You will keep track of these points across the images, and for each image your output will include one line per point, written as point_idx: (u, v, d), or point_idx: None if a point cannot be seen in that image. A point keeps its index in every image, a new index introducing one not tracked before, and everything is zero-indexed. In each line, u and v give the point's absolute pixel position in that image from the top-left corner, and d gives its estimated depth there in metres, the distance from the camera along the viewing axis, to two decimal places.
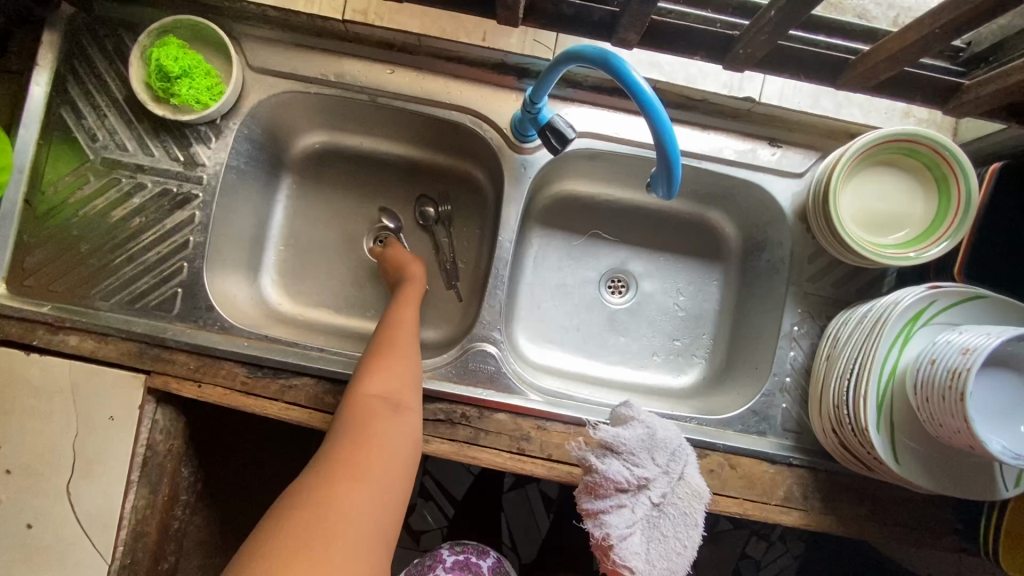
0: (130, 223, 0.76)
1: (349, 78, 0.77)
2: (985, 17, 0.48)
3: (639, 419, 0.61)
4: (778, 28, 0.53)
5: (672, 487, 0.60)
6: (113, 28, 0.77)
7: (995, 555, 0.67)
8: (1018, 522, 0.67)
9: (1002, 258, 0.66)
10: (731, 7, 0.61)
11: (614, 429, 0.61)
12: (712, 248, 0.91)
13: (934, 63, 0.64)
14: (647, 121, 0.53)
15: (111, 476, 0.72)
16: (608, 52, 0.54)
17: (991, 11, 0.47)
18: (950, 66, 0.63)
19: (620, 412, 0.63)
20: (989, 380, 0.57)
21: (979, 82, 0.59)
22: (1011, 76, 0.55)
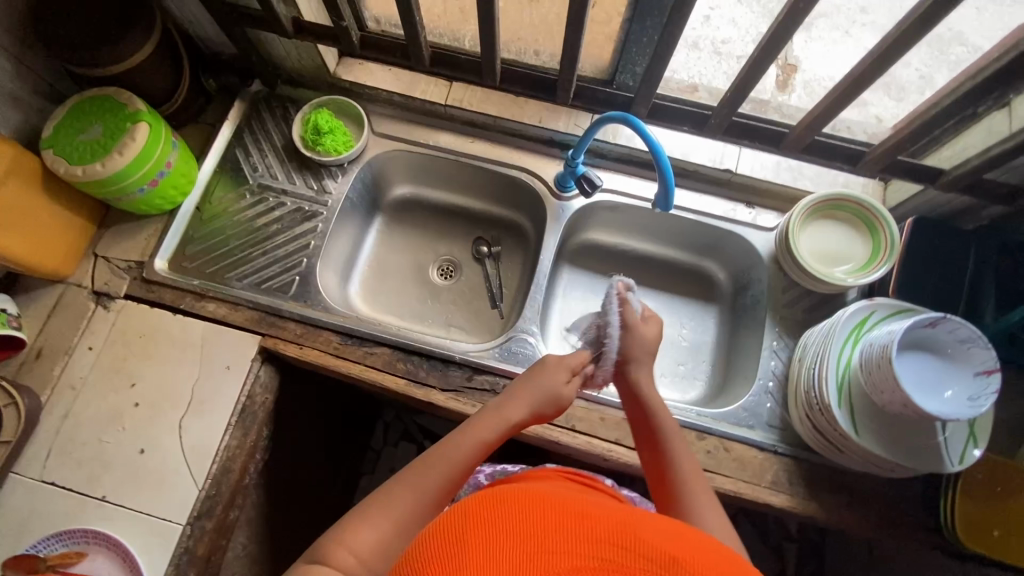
0: (269, 227, 1.03)
1: (441, 143, 1.08)
2: (855, 92, 0.74)
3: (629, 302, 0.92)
4: (733, 99, 0.80)
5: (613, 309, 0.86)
6: (282, 102, 1.10)
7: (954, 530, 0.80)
8: (967, 501, 0.80)
9: (924, 286, 0.87)
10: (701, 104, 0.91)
11: None
12: (709, 292, 1.12)
13: (845, 137, 0.87)
14: (656, 166, 0.81)
15: (216, 414, 0.90)
16: (625, 116, 0.82)
17: (854, 88, 0.74)
18: (856, 141, 0.87)
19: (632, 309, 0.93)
20: (913, 358, 0.75)
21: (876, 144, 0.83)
22: (886, 141, 0.80)
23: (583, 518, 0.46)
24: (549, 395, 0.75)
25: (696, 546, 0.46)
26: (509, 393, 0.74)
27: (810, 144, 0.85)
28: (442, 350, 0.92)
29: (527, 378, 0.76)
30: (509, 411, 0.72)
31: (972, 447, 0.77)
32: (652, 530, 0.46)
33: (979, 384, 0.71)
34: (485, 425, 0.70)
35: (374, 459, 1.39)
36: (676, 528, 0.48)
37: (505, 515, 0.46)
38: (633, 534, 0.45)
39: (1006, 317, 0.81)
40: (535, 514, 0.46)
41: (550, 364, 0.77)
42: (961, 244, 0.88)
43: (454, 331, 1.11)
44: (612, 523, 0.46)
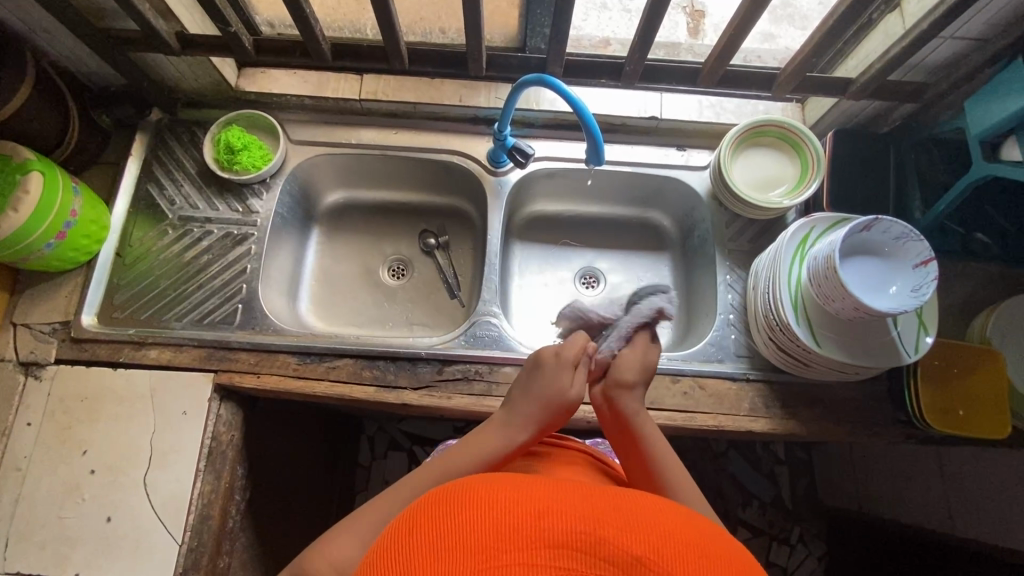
0: (200, 259, 0.97)
1: (364, 141, 1.04)
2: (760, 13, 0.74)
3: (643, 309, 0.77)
4: (644, 43, 0.79)
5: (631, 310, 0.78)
6: (188, 127, 1.04)
7: (925, 420, 0.84)
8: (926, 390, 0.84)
9: (853, 194, 0.91)
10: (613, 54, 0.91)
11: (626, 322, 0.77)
12: (658, 241, 1.14)
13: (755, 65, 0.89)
14: (581, 123, 0.79)
15: (181, 464, 0.85)
16: (541, 76, 0.80)
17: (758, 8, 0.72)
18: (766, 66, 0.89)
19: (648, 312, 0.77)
20: (853, 265, 0.78)
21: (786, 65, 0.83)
22: (794, 60, 0.80)
23: (540, 519, 0.38)
24: (556, 402, 0.69)
25: (673, 536, 0.39)
26: (514, 406, 0.70)
27: (724, 77, 0.86)
28: (406, 349, 0.90)
29: (533, 388, 0.71)
30: (513, 430, 0.68)
31: (924, 335, 0.81)
32: (619, 521, 0.39)
33: (920, 274, 0.74)
34: (488, 442, 0.66)
35: (366, 475, 1.37)
36: (652, 508, 0.42)
37: (451, 524, 0.39)
38: (597, 534, 0.38)
39: (933, 209, 0.85)
40: (482, 522, 0.39)
41: (550, 364, 0.72)
42: (881, 147, 0.92)
43: (417, 329, 1.08)
44: (573, 519, 0.39)
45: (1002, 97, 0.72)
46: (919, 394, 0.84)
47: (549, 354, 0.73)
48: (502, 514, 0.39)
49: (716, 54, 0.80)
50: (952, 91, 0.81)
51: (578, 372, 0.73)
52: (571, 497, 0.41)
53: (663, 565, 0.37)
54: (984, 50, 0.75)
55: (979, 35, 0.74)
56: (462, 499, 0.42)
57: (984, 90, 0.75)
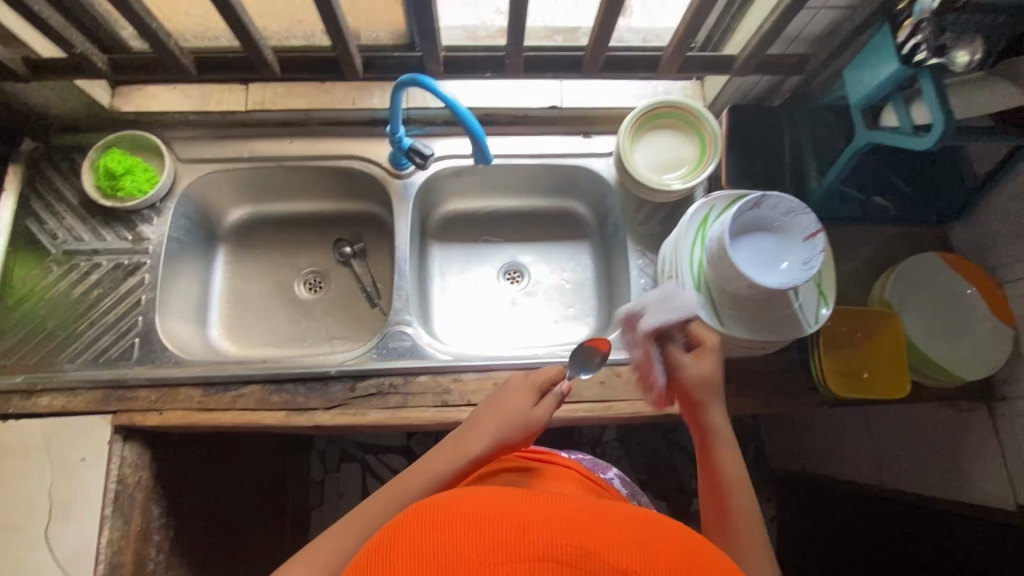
0: (90, 295, 0.91)
1: (259, 153, 0.99)
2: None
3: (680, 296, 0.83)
4: (518, 34, 0.75)
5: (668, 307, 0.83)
6: (67, 154, 0.97)
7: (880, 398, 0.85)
8: (849, 380, 0.86)
9: (752, 168, 0.91)
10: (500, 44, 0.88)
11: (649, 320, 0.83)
12: (578, 229, 1.14)
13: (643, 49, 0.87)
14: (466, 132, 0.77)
15: (87, 513, 0.81)
16: (414, 76, 0.76)
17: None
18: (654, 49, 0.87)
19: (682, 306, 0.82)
20: (752, 242, 0.77)
21: (670, 43, 0.80)
22: (673, 41, 0.78)
23: (525, 532, 0.37)
24: (515, 419, 0.72)
25: (665, 553, 0.37)
26: (475, 420, 0.73)
27: (608, 65, 0.83)
28: (315, 368, 0.87)
29: (494, 407, 0.74)
30: (468, 440, 0.70)
31: (823, 306, 0.82)
32: (606, 535, 0.37)
33: (809, 248, 0.75)
34: (442, 459, 0.69)
35: (320, 489, 1.39)
36: (644, 524, 0.40)
37: (433, 542, 0.37)
38: (584, 546, 0.36)
39: (827, 178, 0.86)
40: (459, 539, 0.37)
41: (515, 384, 0.76)
42: (776, 120, 0.92)
43: (338, 343, 1.06)
44: (560, 534, 0.37)
45: (873, 66, 0.73)
46: (851, 386, 0.85)
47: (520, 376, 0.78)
48: (483, 527, 0.37)
49: (593, 40, 0.77)
50: (832, 61, 0.80)
51: (545, 398, 0.75)
52: (561, 510, 0.40)
53: None
54: (856, 17, 0.74)
55: (848, 4, 0.74)
56: (445, 514, 0.40)
57: (858, 59, 0.76)
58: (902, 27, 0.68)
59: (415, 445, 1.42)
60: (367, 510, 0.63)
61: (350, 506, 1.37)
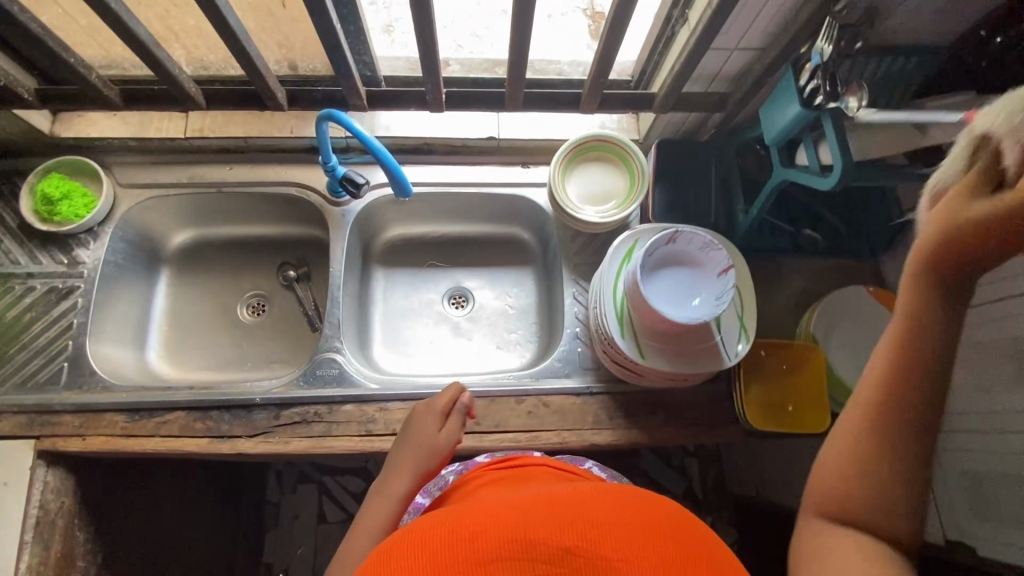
0: (22, 318, 0.92)
1: (199, 179, 1.00)
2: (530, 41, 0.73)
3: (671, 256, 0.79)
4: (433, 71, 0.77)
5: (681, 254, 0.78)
6: (8, 178, 0.98)
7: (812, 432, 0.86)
8: (779, 417, 0.86)
9: (680, 201, 0.93)
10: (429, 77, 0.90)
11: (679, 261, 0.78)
12: (522, 256, 1.15)
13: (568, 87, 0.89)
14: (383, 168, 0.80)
15: (4, 540, 0.80)
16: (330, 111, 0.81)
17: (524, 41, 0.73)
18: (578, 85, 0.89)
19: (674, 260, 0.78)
20: (668, 276, 0.78)
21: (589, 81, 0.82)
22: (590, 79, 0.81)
23: (478, 538, 0.45)
24: (426, 450, 0.74)
25: (602, 518, 0.46)
26: (394, 468, 0.74)
27: (529, 97, 0.88)
28: (242, 395, 0.87)
29: (406, 445, 0.75)
30: (394, 483, 0.72)
31: (741, 342, 0.83)
32: (546, 521, 0.45)
33: (721, 283, 0.76)
34: (378, 513, 0.69)
35: (275, 511, 1.36)
36: (581, 502, 0.48)
37: (404, 568, 0.44)
38: (527, 538, 0.44)
39: (750, 211, 0.87)
40: (421, 558, 0.44)
41: (417, 415, 0.78)
42: (703, 155, 0.93)
43: (278, 367, 1.06)
44: (509, 534, 0.44)
45: (781, 107, 0.74)
46: (781, 423, 0.86)
47: (421, 406, 0.80)
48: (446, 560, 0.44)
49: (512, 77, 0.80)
50: (747, 100, 0.82)
51: (450, 419, 0.78)
52: (506, 513, 0.47)
53: (586, 548, 0.43)
54: (762, 60, 0.76)
55: (756, 46, 0.76)
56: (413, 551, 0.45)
57: (771, 98, 0.77)
58: (804, 70, 0.69)
59: (373, 467, 1.40)
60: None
61: (305, 528, 1.35)
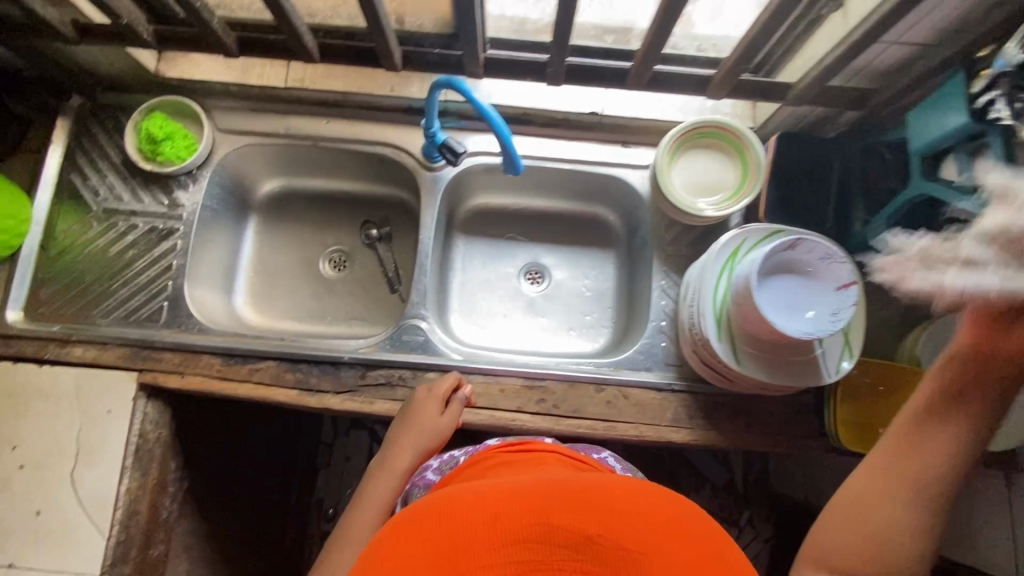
0: (126, 255, 0.95)
1: (295, 130, 0.99)
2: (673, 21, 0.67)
3: (801, 251, 0.74)
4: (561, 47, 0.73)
5: (809, 256, 0.74)
6: (112, 112, 0.99)
7: None
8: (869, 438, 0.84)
9: (794, 201, 0.87)
10: None
11: (807, 259, 0.74)
12: (604, 238, 1.12)
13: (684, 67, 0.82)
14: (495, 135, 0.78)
15: (110, 461, 0.86)
16: (453, 79, 0.78)
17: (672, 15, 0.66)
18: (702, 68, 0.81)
19: (796, 260, 0.74)
20: (783, 282, 0.74)
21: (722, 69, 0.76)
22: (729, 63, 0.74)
23: (497, 520, 0.44)
24: (427, 433, 0.81)
25: (627, 511, 0.45)
26: (394, 445, 0.81)
27: (653, 77, 0.82)
28: (331, 352, 0.89)
29: (406, 426, 0.82)
30: (396, 460, 0.80)
31: (845, 359, 0.79)
32: (568, 509, 0.45)
33: (841, 298, 0.72)
34: (382, 487, 0.79)
35: (328, 452, 1.41)
36: (600, 491, 0.48)
37: (422, 540, 0.44)
38: (548, 523, 0.43)
39: (874, 221, 0.79)
40: (436, 535, 0.44)
41: (420, 397, 0.83)
42: (825, 153, 0.86)
43: (356, 324, 1.08)
44: (527, 518, 0.44)
45: (941, 114, 0.67)
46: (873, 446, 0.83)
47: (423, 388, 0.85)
48: (456, 546, 0.43)
49: (641, 56, 0.75)
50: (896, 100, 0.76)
51: (450, 405, 0.84)
52: (525, 493, 0.47)
53: (611, 539, 0.43)
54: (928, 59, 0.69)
55: (925, 41, 0.69)
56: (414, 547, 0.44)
57: (927, 102, 0.69)
58: (979, 77, 0.63)
59: None
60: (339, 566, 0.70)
61: (356, 470, 1.39)
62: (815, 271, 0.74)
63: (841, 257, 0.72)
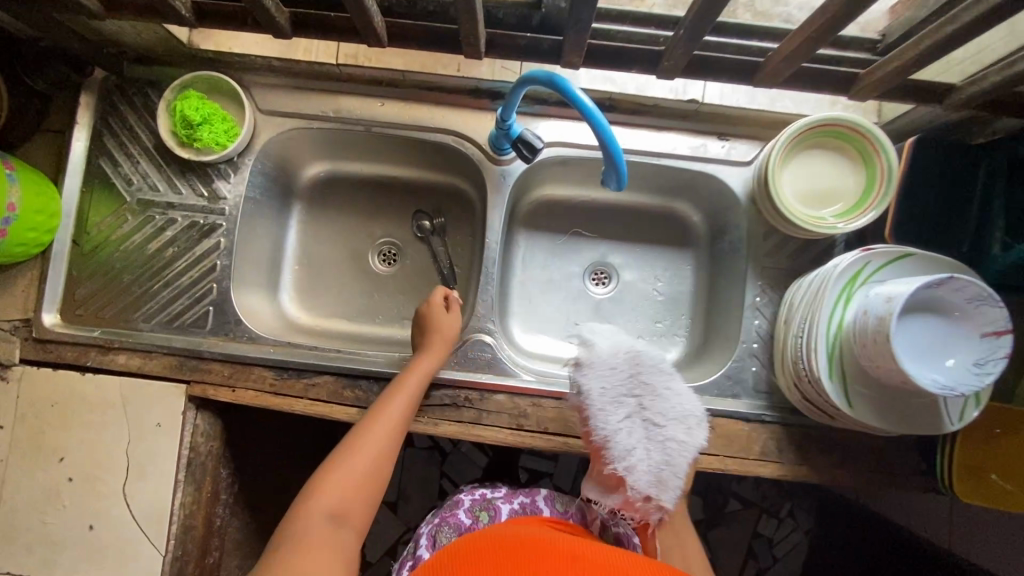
0: (165, 253, 0.87)
1: (345, 113, 0.88)
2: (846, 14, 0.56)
3: (950, 288, 0.63)
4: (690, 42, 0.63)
5: (958, 296, 0.63)
6: (139, 87, 0.88)
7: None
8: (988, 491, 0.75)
9: (927, 218, 0.75)
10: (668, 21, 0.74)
11: (955, 300, 0.64)
12: (682, 237, 1.01)
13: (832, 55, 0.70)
14: (590, 128, 0.65)
15: (162, 476, 0.82)
16: (553, 74, 0.66)
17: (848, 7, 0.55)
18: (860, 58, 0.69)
19: (939, 299, 0.64)
20: (924, 323, 0.64)
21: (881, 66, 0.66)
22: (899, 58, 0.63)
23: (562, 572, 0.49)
24: (445, 336, 0.81)
25: None
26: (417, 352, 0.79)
27: (794, 73, 0.69)
28: (392, 368, 0.82)
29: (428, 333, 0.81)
30: (421, 364, 0.77)
31: (973, 408, 0.70)
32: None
33: (987, 346, 0.63)
34: (405, 387, 0.75)
35: None
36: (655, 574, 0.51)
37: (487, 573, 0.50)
38: None
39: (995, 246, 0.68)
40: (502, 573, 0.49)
41: (433, 307, 0.83)
42: (971, 161, 0.73)
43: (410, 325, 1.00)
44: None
45: None
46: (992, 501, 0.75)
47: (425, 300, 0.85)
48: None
49: (788, 50, 0.63)
50: None
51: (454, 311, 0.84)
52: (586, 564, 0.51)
53: None
54: None
55: None
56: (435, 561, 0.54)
57: None
58: None
59: None
60: (358, 450, 0.67)
61: None
62: (961, 312, 0.64)
63: (1000, 301, 0.62)
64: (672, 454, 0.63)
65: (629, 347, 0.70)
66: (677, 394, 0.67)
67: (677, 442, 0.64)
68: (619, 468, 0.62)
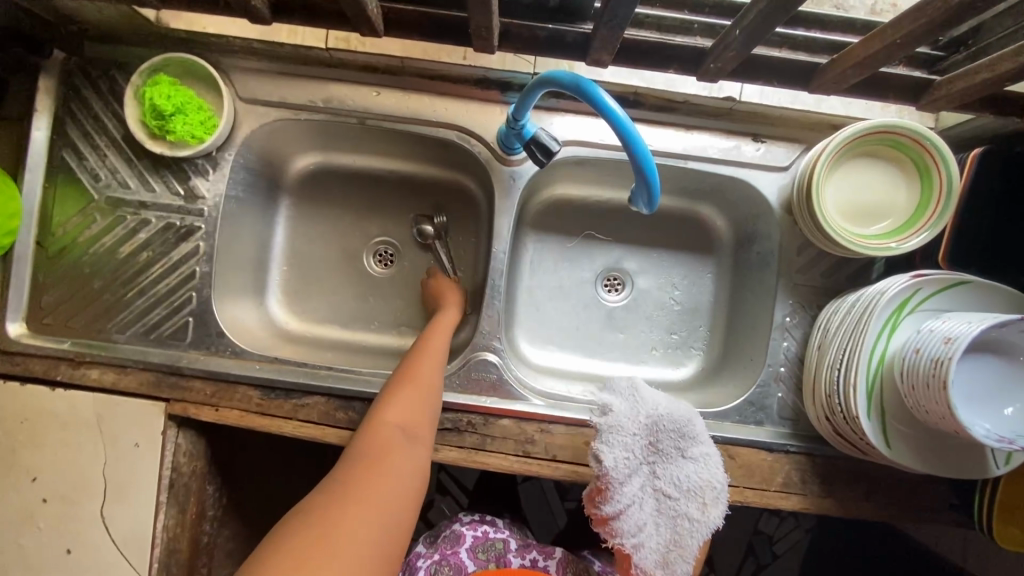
0: (139, 258, 0.79)
1: (337, 103, 0.79)
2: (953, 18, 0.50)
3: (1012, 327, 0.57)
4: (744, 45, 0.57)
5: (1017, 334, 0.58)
6: (104, 70, 0.79)
7: None
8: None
9: (985, 241, 0.68)
10: (708, 7, 0.65)
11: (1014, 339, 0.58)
12: (703, 243, 0.93)
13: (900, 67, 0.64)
14: (617, 137, 0.57)
15: (141, 499, 0.76)
16: (580, 78, 0.57)
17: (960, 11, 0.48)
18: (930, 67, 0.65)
19: (996, 339, 0.58)
20: (978, 364, 0.59)
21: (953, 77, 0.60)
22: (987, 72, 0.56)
23: None
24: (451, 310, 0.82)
25: None
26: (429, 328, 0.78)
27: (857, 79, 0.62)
28: None
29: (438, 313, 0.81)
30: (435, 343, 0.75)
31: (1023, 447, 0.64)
32: None
33: None
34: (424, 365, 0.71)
35: None
36: None
37: None
38: None
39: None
40: None
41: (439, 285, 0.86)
42: None
43: (408, 332, 0.92)
44: None
45: None
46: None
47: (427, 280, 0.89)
48: None
49: (861, 54, 0.57)
50: None
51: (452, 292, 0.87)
52: None
53: None
54: None
55: None
56: None
57: None
58: None
59: None
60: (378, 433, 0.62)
61: None
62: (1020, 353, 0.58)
63: None
64: (682, 534, 0.61)
65: (671, 408, 0.64)
66: (695, 463, 0.63)
67: (690, 520, 0.62)
68: (626, 544, 0.61)
